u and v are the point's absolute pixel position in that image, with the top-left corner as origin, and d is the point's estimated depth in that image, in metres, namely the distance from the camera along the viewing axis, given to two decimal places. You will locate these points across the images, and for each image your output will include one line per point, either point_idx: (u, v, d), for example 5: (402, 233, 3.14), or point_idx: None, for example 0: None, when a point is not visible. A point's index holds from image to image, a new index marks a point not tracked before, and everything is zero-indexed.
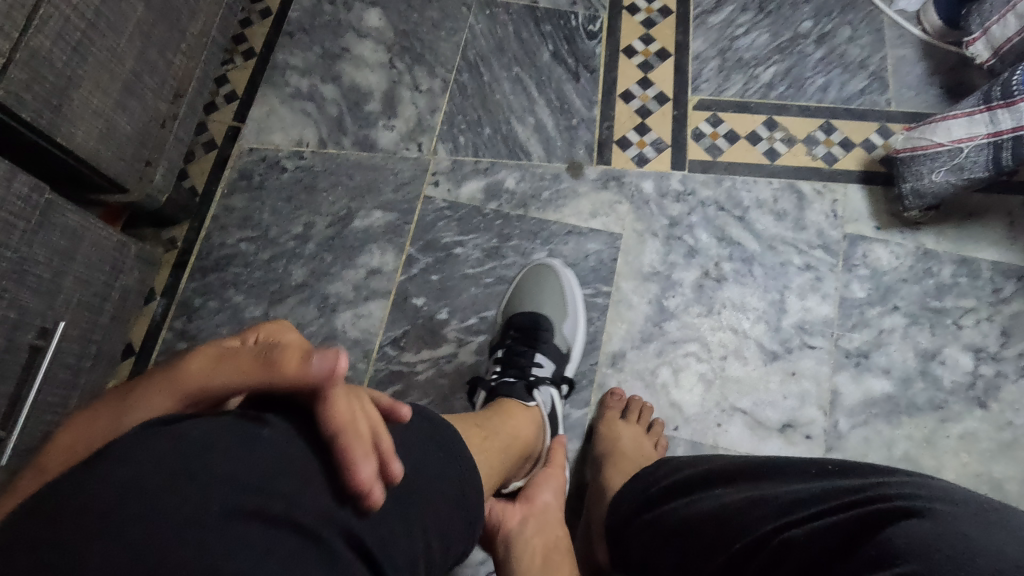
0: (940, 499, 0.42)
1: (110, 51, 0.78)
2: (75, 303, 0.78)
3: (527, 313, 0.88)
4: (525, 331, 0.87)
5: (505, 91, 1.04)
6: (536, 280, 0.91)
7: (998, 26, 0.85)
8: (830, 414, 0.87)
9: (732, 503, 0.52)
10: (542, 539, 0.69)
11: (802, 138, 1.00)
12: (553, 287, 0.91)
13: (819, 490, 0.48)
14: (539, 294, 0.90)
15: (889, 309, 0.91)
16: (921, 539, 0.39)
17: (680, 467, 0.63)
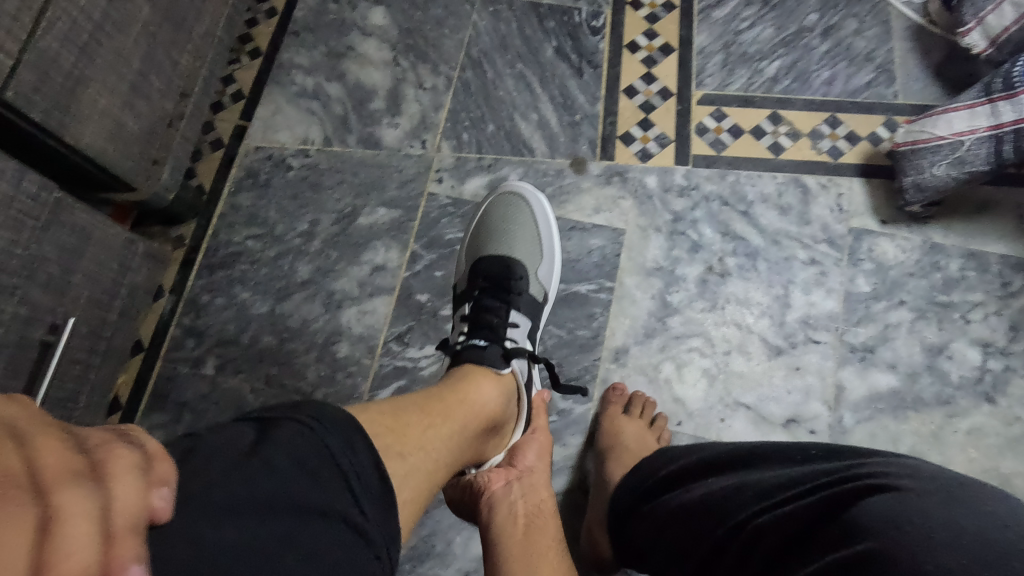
0: (911, 476, 0.43)
1: (117, 52, 0.79)
2: (84, 300, 0.80)
3: (502, 258, 0.89)
4: (499, 275, 0.87)
5: (509, 88, 1.04)
6: (510, 224, 0.92)
7: (994, 15, 0.85)
8: (835, 409, 0.87)
9: (717, 490, 0.52)
10: (525, 504, 0.69)
11: (806, 132, 0.99)
12: (529, 231, 0.92)
13: (795, 473, 0.48)
14: (512, 239, 0.91)
15: (895, 303, 0.90)
16: (884, 514, 0.39)
17: (673, 458, 0.64)
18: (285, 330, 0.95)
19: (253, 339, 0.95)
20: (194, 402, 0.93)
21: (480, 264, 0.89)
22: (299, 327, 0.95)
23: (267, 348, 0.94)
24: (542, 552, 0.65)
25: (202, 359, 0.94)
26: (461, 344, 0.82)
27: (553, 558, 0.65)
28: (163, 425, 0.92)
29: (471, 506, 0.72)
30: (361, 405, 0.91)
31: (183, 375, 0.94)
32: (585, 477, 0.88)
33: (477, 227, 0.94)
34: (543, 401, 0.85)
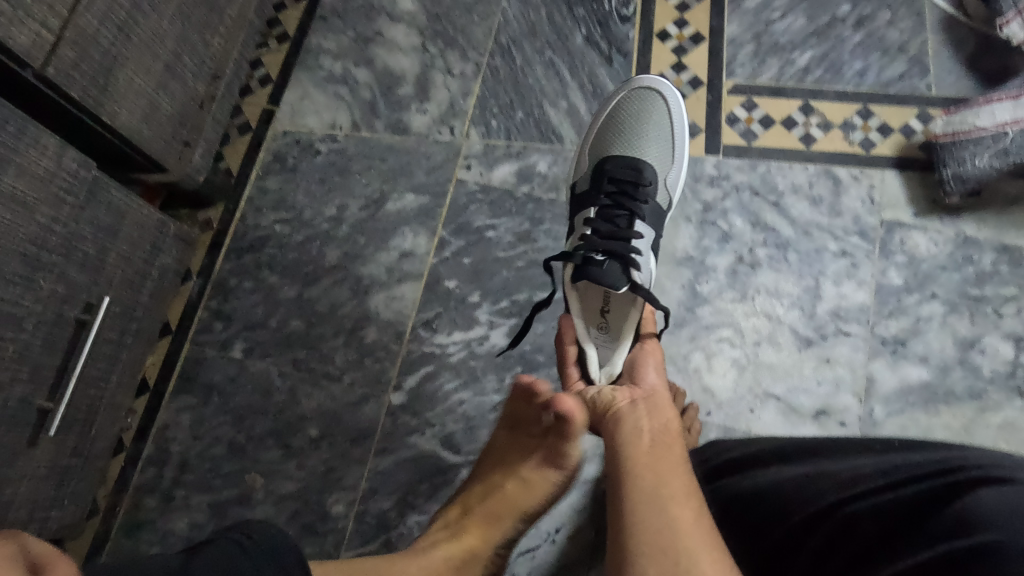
0: (1017, 469, 0.45)
1: (153, 32, 0.79)
2: (118, 280, 0.80)
3: (631, 164, 0.89)
4: (630, 183, 0.88)
5: (538, 75, 1.04)
6: (647, 120, 0.92)
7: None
8: (865, 402, 0.86)
9: (790, 477, 0.53)
10: (652, 423, 0.62)
11: (838, 123, 0.98)
12: (663, 132, 0.92)
13: (889, 463, 0.49)
14: (644, 137, 0.91)
15: (927, 297, 0.90)
16: (1002, 508, 0.41)
17: (726, 449, 0.64)
18: (313, 314, 0.95)
19: (281, 323, 0.95)
20: (221, 385, 0.93)
21: (608, 170, 0.89)
22: (327, 312, 0.95)
23: (295, 333, 0.94)
24: (672, 467, 0.56)
25: (229, 342, 0.95)
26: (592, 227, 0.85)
27: (685, 471, 0.56)
28: (190, 407, 0.92)
29: (595, 422, 0.67)
30: (389, 390, 0.90)
31: (210, 358, 0.94)
32: None
33: (606, 134, 0.92)
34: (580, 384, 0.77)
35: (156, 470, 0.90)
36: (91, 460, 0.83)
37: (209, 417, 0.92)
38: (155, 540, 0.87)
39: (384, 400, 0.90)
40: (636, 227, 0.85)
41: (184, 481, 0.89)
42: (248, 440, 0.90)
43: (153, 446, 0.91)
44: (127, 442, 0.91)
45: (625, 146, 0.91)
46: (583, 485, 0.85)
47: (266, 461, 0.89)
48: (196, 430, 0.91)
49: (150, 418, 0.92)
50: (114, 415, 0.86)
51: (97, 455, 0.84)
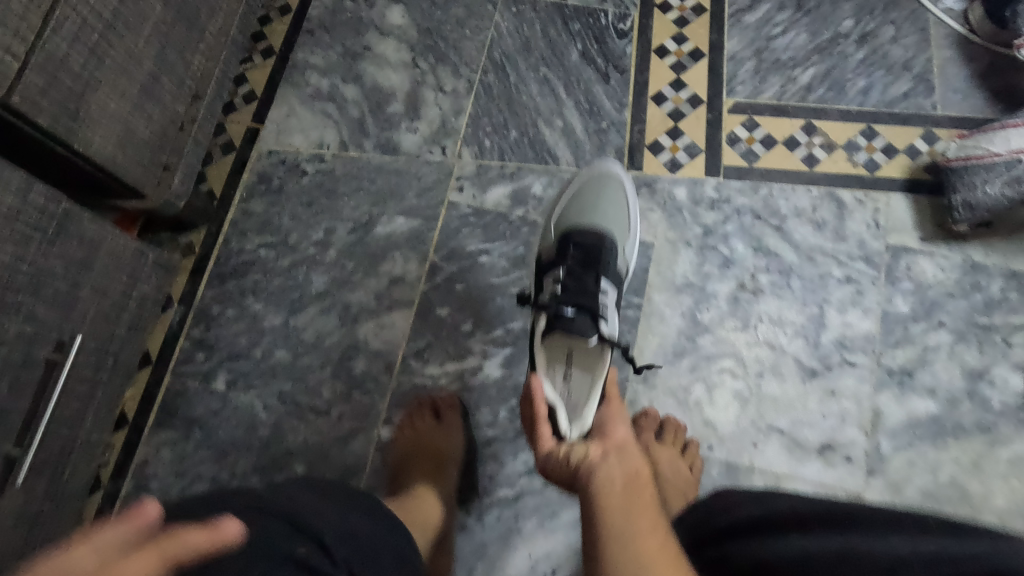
0: None
1: (128, 52, 0.75)
2: (92, 314, 0.76)
3: (596, 229, 0.86)
4: (594, 247, 0.84)
5: (533, 92, 1.00)
6: (602, 197, 0.90)
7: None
8: (872, 435, 0.83)
9: (808, 550, 0.47)
10: (623, 470, 0.59)
11: (842, 143, 0.95)
12: (620, 209, 0.89)
13: (926, 553, 0.42)
14: (602, 210, 0.88)
15: (934, 325, 0.87)
16: None
17: (748, 505, 0.58)
18: (299, 344, 0.91)
19: (266, 353, 0.91)
20: (204, 419, 0.89)
21: (574, 236, 0.85)
22: (313, 341, 0.91)
23: (280, 363, 0.90)
24: (640, 510, 0.54)
25: (212, 374, 0.91)
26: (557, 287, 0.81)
27: (654, 511, 0.55)
28: (171, 442, 0.88)
29: (567, 481, 0.63)
30: (379, 424, 0.87)
31: (192, 390, 0.90)
32: None
33: (573, 204, 0.89)
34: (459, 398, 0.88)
35: None
36: (66, 501, 0.79)
37: (191, 453, 0.88)
38: None
39: (373, 434, 0.87)
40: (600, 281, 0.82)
41: None
42: (232, 476, 0.87)
43: (132, 483, 0.87)
44: (105, 479, 0.87)
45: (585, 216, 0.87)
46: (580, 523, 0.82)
47: None
48: (178, 466, 0.87)
49: (129, 454, 0.88)
50: (90, 454, 0.82)
51: (71, 496, 0.80)
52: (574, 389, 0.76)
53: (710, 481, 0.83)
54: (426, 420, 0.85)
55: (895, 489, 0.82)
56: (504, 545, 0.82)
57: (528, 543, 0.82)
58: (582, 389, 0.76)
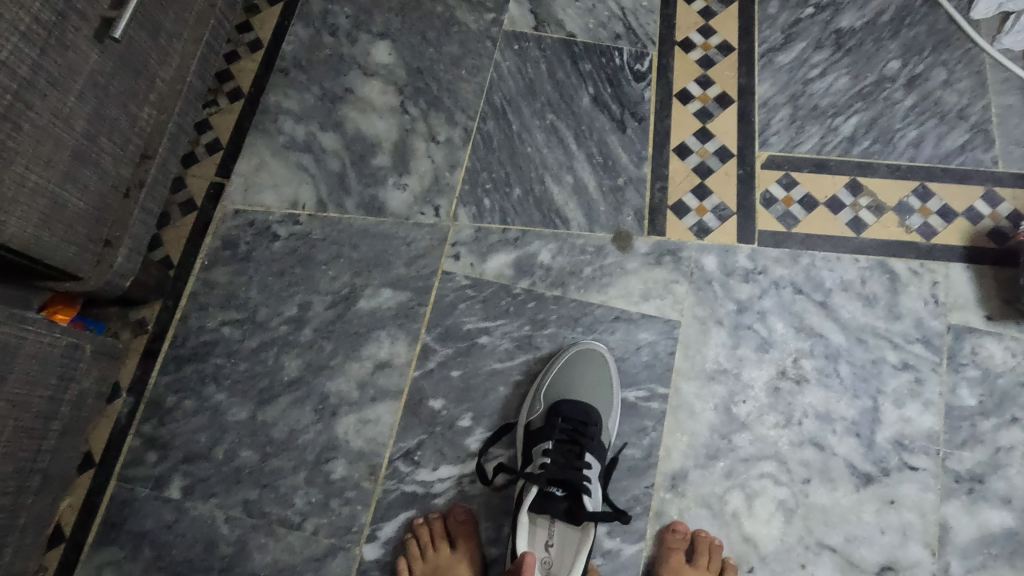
0: None
1: (55, 114, 0.62)
2: (8, 431, 0.62)
3: (582, 402, 0.74)
4: (580, 423, 0.73)
5: (538, 143, 0.88)
6: (584, 365, 0.76)
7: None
8: (939, 555, 0.72)
9: None
10: None
11: (892, 205, 0.84)
12: (604, 379, 0.76)
13: None
14: (585, 381, 0.75)
15: (1006, 421, 0.75)
16: None
17: None
18: (268, 443, 0.78)
19: (229, 453, 0.78)
20: (155, 534, 0.76)
21: (559, 408, 0.73)
22: (285, 439, 0.78)
23: (245, 465, 0.77)
24: None
25: (165, 478, 0.77)
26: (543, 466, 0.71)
27: None
28: (115, 562, 0.75)
29: None
30: (361, 540, 0.74)
31: (142, 499, 0.77)
32: None
33: (559, 370, 0.76)
34: (466, 506, 0.75)
35: None
36: None
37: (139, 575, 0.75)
38: None
39: (354, 553, 0.74)
40: (585, 456, 0.72)
41: None
42: None
43: None
44: None
45: (568, 388, 0.75)
46: None
47: None
48: None
49: None
50: None
51: None
52: (557, 558, 0.69)
53: None
54: (438, 550, 0.72)
55: None
56: None
57: None
58: (568, 552, 0.69)
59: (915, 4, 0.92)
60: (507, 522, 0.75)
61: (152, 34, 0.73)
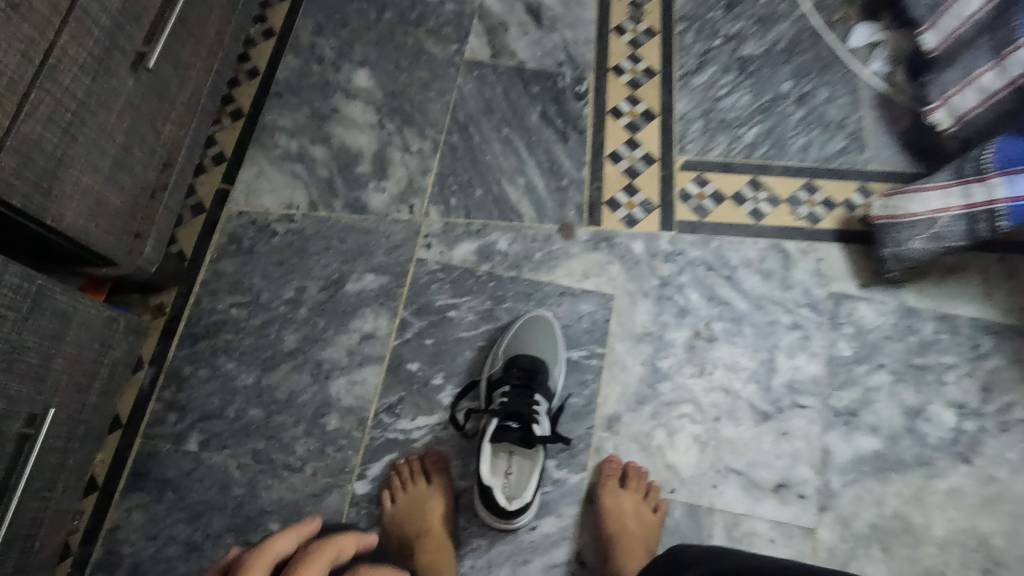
0: None
1: (101, 128, 0.77)
2: (64, 384, 0.76)
3: (532, 355, 0.90)
4: (531, 370, 0.88)
5: (495, 152, 1.05)
6: (532, 328, 0.93)
7: (947, 17, 0.88)
8: (822, 473, 0.89)
9: None
10: None
11: (785, 198, 1.02)
12: (550, 338, 0.93)
13: None
14: (535, 340, 0.92)
15: (875, 366, 0.93)
16: None
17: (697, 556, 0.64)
18: (272, 403, 0.93)
19: (239, 412, 0.92)
20: (176, 480, 0.90)
21: (513, 359, 0.89)
22: (287, 399, 0.93)
23: (253, 421, 0.92)
24: None
25: (184, 435, 0.91)
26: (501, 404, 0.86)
27: None
28: (143, 505, 0.89)
29: None
30: (353, 479, 0.89)
31: (164, 452, 0.91)
32: (582, 548, 0.87)
33: (513, 333, 0.93)
34: (439, 450, 0.91)
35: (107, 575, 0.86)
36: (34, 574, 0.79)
37: (163, 515, 0.88)
38: None
39: (347, 490, 0.89)
40: (535, 395, 0.87)
41: None
42: (206, 537, 0.87)
43: (103, 549, 0.87)
44: (74, 547, 0.87)
45: (521, 345, 0.91)
46: (553, 569, 0.86)
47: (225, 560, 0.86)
48: (150, 530, 0.88)
49: (99, 519, 0.88)
50: (59, 522, 0.82)
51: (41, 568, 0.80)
52: (516, 483, 0.85)
53: (674, 522, 0.88)
54: (417, 484, 0.87)
55: (844, 523, 0.87)
56: None
57: None
58: (524, 476, 0.85)
59: (804, 35, 1.12)
60: (474, 461, 0.91)
61: (174, 65, 0.88)
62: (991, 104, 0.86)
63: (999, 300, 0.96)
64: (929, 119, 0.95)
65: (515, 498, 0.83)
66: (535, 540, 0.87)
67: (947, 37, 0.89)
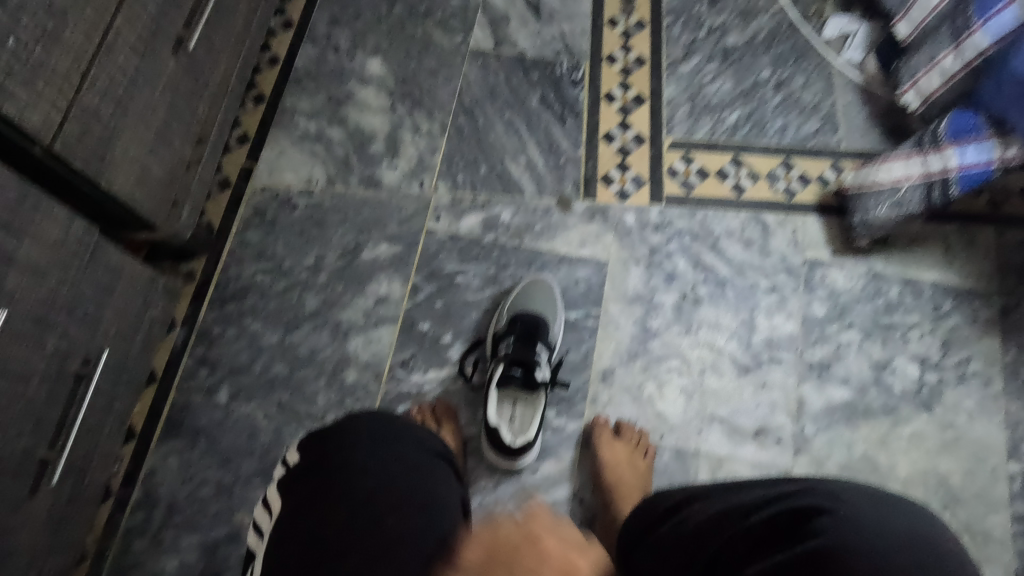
0: (848, 490, 0.54)
1: (146, 103, 0.86)
2: (112, 334, 0.85)
3: (534, 312, 0.99)
4: (533, 325, 0.97)
5: (499, 133, 1.14)
6: (532, 290, 1.02)
7: (918, 8, 0.96)
8: (797, 420, 0.98)
9: (710, 514, 0.59)
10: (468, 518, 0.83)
11: (764, 174, 1.12)
12: (549, 297, 1.01)
13: (764, 496, 0.57)
14: (536, 300, 1.01)
15: (846, 325, 1.03)
16: (850, 535, 0.49)
17: (670, 494, 0.71)
18: (295, 359, 1.01)
19: (264, 367, 1.01)
20: (208, 429, 0.98)
21: (518, 316, 0.98)
22: (308, 355, 1.01)
23: (278, 376, 1.00)
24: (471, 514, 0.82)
25: (215, 388, 1.00)
26: (507, 354, 0.94)
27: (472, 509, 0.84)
28: (177, 451, 0.97)
29: None
30: None
31: (197, 403, 0.99)
32: (578, 488, 0.95)
33: (517, 294, 1.01)
34: (447, 400, 0.99)
35: (145, 514, 0.94)
36: (83, 507, 0.87)
37: (196, 460, 0.96)
38: None
39: None
40: (538, 344, 0.96)
41: (173, 523, 0.94)
42: (236, 479, 0.95)
43: (141, 490, 0.95)
44: (115, 488, 0.95)
45: (524, 304, 1.00)
46: (553, 507, 0.94)
47: (253, 499, 0.95)
48: (184, 473, 0.96)
49: (138, 464, 0.96)
50: (105, 462, 0.90)
51: (89, 502, 0.88)
52: (520, 426, 0.94)
53: (662, 464, 0.96)
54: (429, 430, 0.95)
55: (817, 464, 0.96)
56: None
57: None
58: (528, 419, 0.94)
59: (782, 28, 1.21)
60: (480, 410, 0.99)
61: (207, 49, 0.97)
62: (952, 86, 0.93)
63: (958, 265, 1.05)
64: (903, 100, 1.04)
65: (519, 434, 0.92)
66: (537, 480, 0.95)
67: (917, 27, 0.97)
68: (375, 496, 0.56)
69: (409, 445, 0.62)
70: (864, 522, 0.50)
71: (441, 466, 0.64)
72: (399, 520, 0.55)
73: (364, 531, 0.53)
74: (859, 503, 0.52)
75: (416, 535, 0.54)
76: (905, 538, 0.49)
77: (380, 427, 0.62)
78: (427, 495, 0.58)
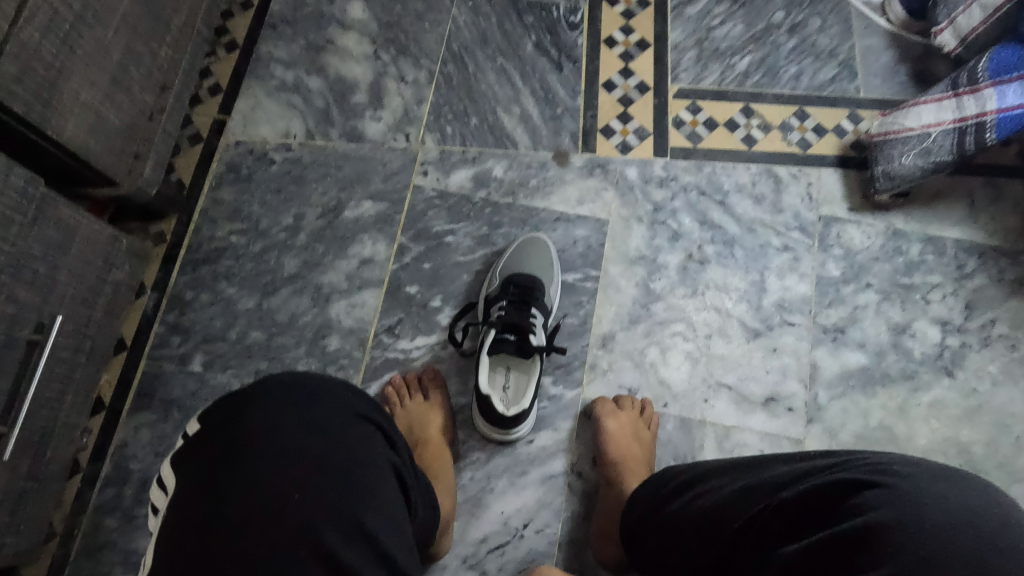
0: (898, 462, 0.47)
1: (99, 42, 0.78)
2: (68, 297, 0.78)
3: (528, 273, 0.92)
4: (528, 287, 0.90)
5: (491, 81, 1.06)
6: (527, 250, 0.95)
7: None
8: (810, 387, 0.92)
9: (730, 493, 0.54)
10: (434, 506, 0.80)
11: (777, 125, 1.04)
12: (545, 258, 0.94)
13: (795, 471, 0.50)
14: (531, 261, 0.94)
15: (862, 286, 0.96)
16: (902, 510, 0.42)
17: (680, 470, 0.66)
18: (273, 325, 0.94)
19: (241, 334, 0.94)
20: (182, 399, 0.92)
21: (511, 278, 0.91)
22: (287, 321, 0.95)
23: (255, 343, 0.94)
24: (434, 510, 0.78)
25: (188, 356, 0.93)
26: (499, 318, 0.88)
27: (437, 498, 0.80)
28: (149, 423, 0.91)
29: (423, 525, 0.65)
30: None
31: (169, 372, 0.93)
32: (577, 459, 0.89)
33: (510, 255, 0.94)
34: (436, 368, 0.93)
35: (116, 489, 0.88)
36: (47, 483, 0.81)
37: (170, 433, 0.90)
38: (117, 561, 0.86)
39: None
40: (531, 309, 0.89)
41: (146, 499, 0.88)
42: None
43: (112, 464, 0.89)
44: (84, 463, 0.89)
45: (518, 265, 0.93)
46: (549, 480, 0.89)
47: None
48: (157, 447, 0.90)
49: (107, 437, 0.90)
50: (70, 435, 0.84)
51: (53, 478, 0.82)
52: (514, 394, 0.89)
53: (666, 435, 0.90)
54: (415, 399, 0.89)
55: (832, 434, 0.90)
56: (478, 503, 0.88)
57: (501, 501, 0.88)
58: (522, 387, 0.89)
59: None
60: (472, 378, 0.93)
61: None
62: (993, 21, 0.86)
63: (984, 222, 0.98)
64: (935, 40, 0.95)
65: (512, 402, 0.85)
66: (532, 453, 0.90)
67: None
68: (289, 477, 0.50)
69: (328, 408, 0.55)
70: (920, 494, 0.43)
71: (374, 433, 0.56)
72: (321, 501, 0.49)
73: (269, 506, 0.48)
74: (916, 476, 0.44)
75: (334, 514, 0.49)
76: (974, 509, 0.42)
77: (299, 396, 0.55)
78: (353, 469, 0.52)
